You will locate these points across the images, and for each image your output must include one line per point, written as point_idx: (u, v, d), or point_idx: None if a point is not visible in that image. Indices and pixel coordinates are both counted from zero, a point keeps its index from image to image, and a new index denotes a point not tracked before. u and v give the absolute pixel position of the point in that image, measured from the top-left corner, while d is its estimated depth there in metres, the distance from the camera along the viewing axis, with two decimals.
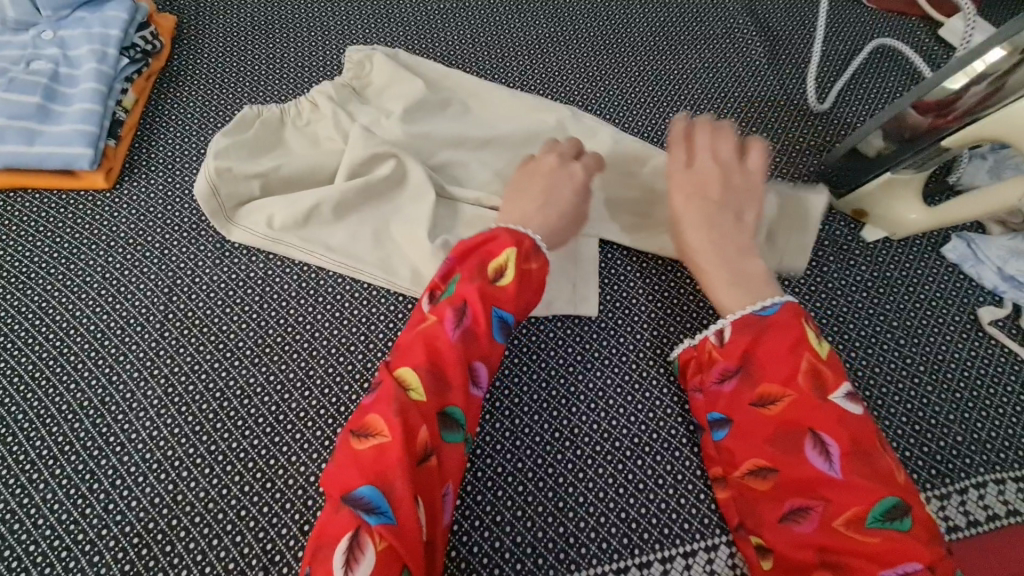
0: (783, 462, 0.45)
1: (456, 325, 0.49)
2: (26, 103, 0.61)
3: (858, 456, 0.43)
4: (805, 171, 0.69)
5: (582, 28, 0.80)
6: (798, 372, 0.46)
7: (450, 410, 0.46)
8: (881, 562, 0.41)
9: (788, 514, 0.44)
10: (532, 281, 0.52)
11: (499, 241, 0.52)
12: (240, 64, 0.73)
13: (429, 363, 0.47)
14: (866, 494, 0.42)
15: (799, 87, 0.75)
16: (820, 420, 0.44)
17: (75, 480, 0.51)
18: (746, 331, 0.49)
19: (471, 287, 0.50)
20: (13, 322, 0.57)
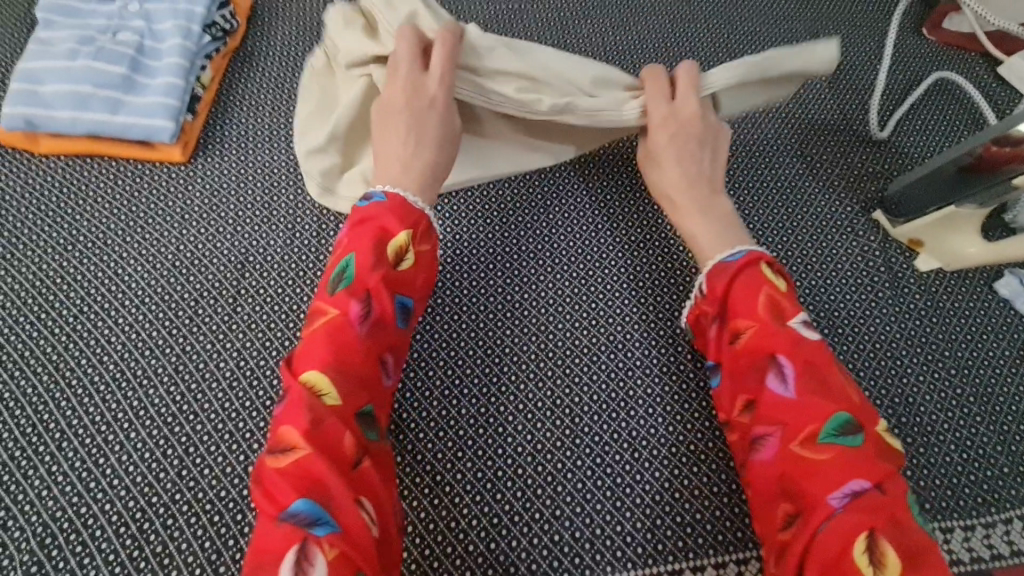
0: (750, 389, 0.46)
1: (360, 317, 0.45)
2: (112, 72, 0.62)
3: (813, 373, 0.44)
4: (863, 196, 0.70)
5: (648, 39, 0.81)
6: (758, 306, 0.47)
7: (364, 410, 0.43)
8: (839, 473, 0.40)
9: (754, 442, 0.45)
10: (430, 264, 0.51)
11: (390, 218, 0.49)
12: (312, 49, 0.74)
13: (336, 364, 0.43)
14: (820, 410, 0.43)
15: (859, 114, 0.76)
16: (779, 345, 0.46)
17: (149, 445, 0.51)
18: (722, 275, 0.51)
19: (370, 273, 0.46)
20: (87, 284, 0.57)
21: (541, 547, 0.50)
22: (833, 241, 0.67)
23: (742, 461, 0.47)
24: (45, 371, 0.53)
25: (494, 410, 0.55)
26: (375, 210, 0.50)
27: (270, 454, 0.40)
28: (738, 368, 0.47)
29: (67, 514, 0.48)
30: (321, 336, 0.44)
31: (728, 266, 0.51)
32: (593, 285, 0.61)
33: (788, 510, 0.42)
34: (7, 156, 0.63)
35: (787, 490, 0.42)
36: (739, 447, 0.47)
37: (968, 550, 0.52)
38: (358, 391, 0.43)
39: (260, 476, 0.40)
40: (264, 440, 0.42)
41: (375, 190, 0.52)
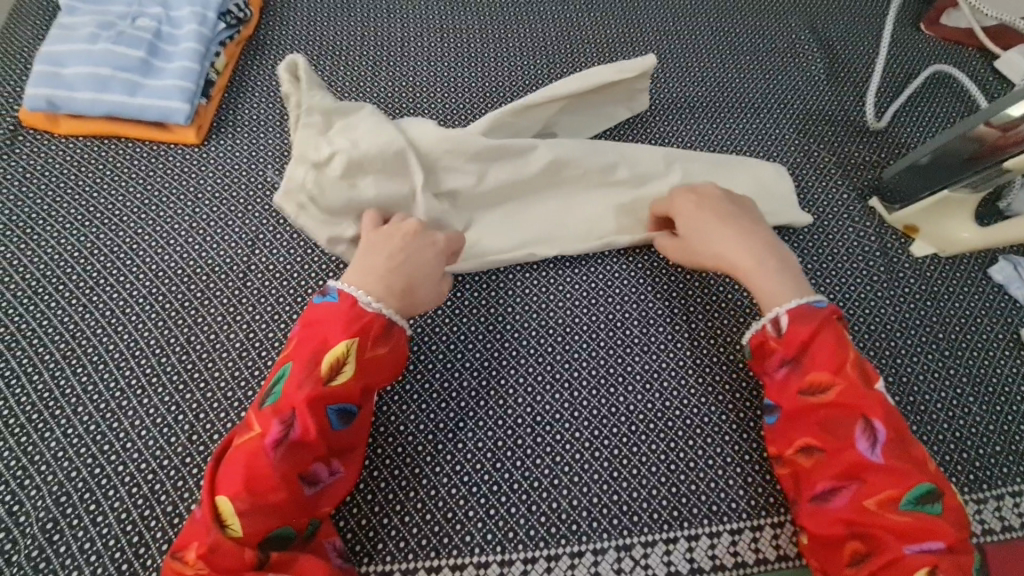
0: (832, 444, 0.47)
1: (279, 441, 0.44)
2: (131, 56, 0.64)
3: (898, 442, 0.46)
4: (859, 184, 0.71)
5: (649, 32, 0.83)
6: (845, 364, 0.48)
7: (280, 526, 0.44)
8: (912, 535, 0.44)
9: (819, 493, 0.47)
10: (376, 369, 0.48)
11: (334, 327, 0.47)
12: (323, 39, 0.76)
13: (248, 492, 0.43)
14: (905, 476, 0.45)
15: (857, 105, 0.78)
16: (870, 408, 0.47)
17: (162, 410, 0.52)
18: (805, 322, 0.51)
19: (298, 394, 0.45)
20: (104, 259, 0.59)
21: (540, 514, 0.51)
22: (829, 226, 0.68)
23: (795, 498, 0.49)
24: (63, 340, 0.55)
25: (495, 383, 0.56)
26: (323, 316, 0.49)
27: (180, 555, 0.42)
28: (818, 420, 0.48)
29: (82, 475, 0.49)
30: (243, 452, 0.44)
31: (815, 312, 0.51)
32: (593, 264, 0.62)
33: (857, 548, 0.45)
34: (28, 137, 0.65)
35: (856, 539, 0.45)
36: (789, 481, 0.50)
37: None
38: (276, 509, 0.43)
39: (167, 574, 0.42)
40: (182, 535, 0.44)
41: (333, 284, 0.51)
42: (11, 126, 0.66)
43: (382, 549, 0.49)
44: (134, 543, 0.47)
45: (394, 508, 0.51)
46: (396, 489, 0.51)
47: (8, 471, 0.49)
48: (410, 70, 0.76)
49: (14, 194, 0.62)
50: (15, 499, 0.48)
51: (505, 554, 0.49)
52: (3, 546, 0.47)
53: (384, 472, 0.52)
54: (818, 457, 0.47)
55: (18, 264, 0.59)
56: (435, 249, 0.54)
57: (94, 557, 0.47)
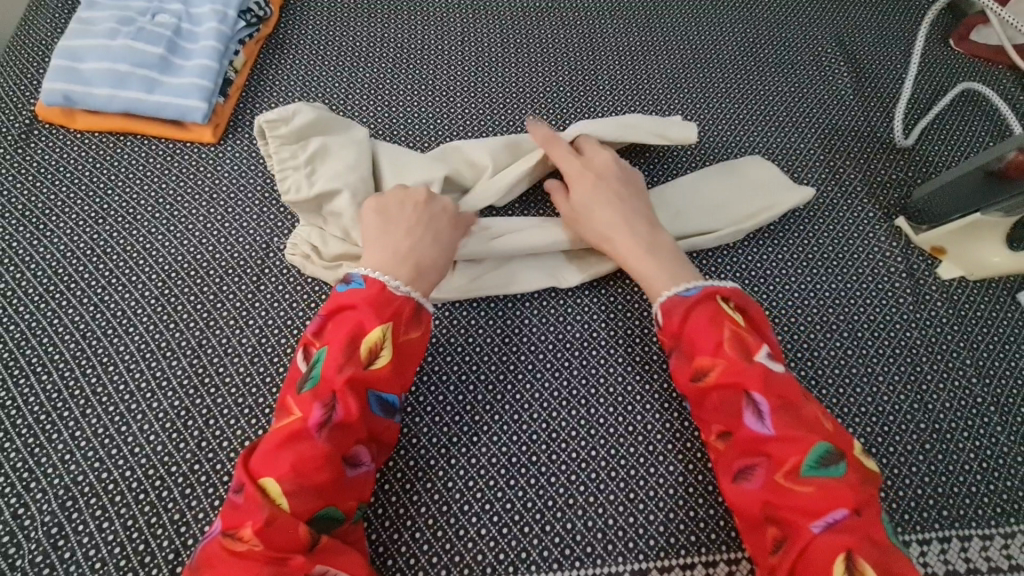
0: (729, 425, 0.47)
1: (323, 422, 0.44)
2: (150, 53, 0.64)
3: (786, 409, 0.46)
4: (885, 203, 0.70)
5: (672, 41, 0.81)
6: (722, 342, 0.48)
7: (325, 508, 0.43)
8: (818, 507, 0.42)
9: (737, 474, 0.46)
10: (412, 353, 0.49)
11: (364, 311, 0.48)
12: (342, 39, 0.76)
13: (295, 471, 0.42)
14: (797, 443, 0.44)
15: (883, 121, 0.76)
16: (750, 381, 0.46)
17: (171, 415, 0.51)
18: (680, 307, 0.51)
19: (338, 374, 0.45)
20: (117, 258, 0.58)
21: (554, 534, 0.50)
22: (854, 246, 0.67)
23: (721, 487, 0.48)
24: (73, 339, 0.54)
25: (511, 398, 0.55)
26: (348, 300, 0.49)
27: (227, 538, 0.41)
28: (709, 403, 0.48)
29: (89, 479, 0.48)
30: (287, 435, 0.44)
31: (684, 299, 0.51)
32: (614, 277, 0.61)
33: (777, 535, 0.44)
34: (44, 131, 0.64)
35: (771, 518, 0.44)
36: (716, 472, 0.49)
37: (985, 559, 0.52)
38: (320, 492, 0.43)
39: (209, 559, 0.40)
40: (225, 521, 0.42)
41: (356, 272, 0.50)
42: (28, 120, 0.65)
43: (393, 565, 0.48)
44: (140, 551, 0.46)
45: (406, 524, 0.50)
46: (409, 504, 0.51)
47: (14, 473, 0.48)
48: (429, 73, 0.75)
49: (28, 189, 0.61)
50: (20, 501, 0.47)
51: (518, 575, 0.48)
52: (7, 550, 0.46)
53: (396, 486, 0.51)
54: (728, 441, 0.47)
55: (30, 260, 0.58)
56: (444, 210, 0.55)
57: (99, 565, 0.46)
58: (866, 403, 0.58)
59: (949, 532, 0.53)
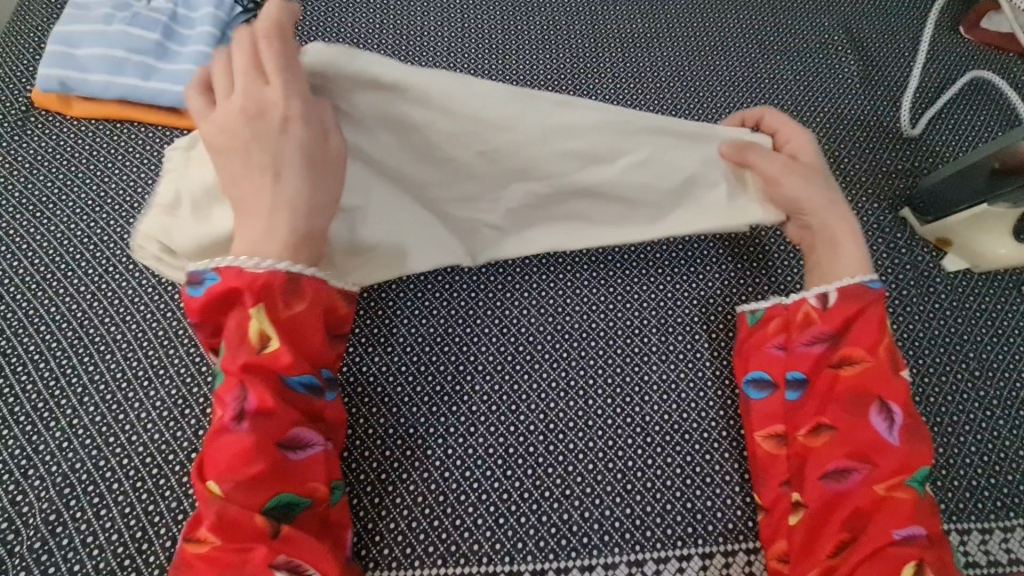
0: (847, 423, 0.47)
1: (237, 414, 0.42)
2: (146, 38, 0.63)
3: (916, 430, 0.46)
4: (891, 193, 0.69)
5: (677, 28, 0.80)
6: (882, 347, 0.48)
7: (274, 498, 0.42)
8: (908, 523, 0.43)
9: (836, 471, 0.46)
10: (311, 322, 0.45)
11: (247, 295, 0.44)
12: (341, 27, 0.75)
13: (227, 471, 0.41)
14: (915, 462, 0.45)
15: (890, 111, 0.75)
16: (891, 392, 0.47)
17: (168, 404, 0.51)
18: (853, 300, 0.50)
19: (233, 364, 0.43)
20: (114, 246, 0.58)
21: (551, 524, 0.50)
22: (858, 237, 0.66)
23: (805, 479, 0.47)
24: (71, 328, 0.54)
25: (509, 388, 0.55)
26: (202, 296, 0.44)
27: (190, 543, 0.41)
28: (837, 397, 0.48)
29: (87, 467, 0.49)
30: (212, 437, 0.43)
31: (865, 293, 0.50)
32: (614, 266, 0.60)
33: (844, 538, 0.44)
34: (40, 118, 0.64)
35: (852, 522, 0.44)
36: (801, 462, 0.48)
37: (984, 552, 0.51)
38: (262, 483, 0.42)
39: (182, 563, 0.42)
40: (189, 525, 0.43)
41: (203, 267, 0.45)
42: (24, 107, 0.64)
43: (388, 554, 0.48)
44: (137, 539, 0.46)
45: (402, 513, 0.50)
46: (405, 493, 0.50)
47: (12, 460, 0.49)
48: (429, 60, 0.74)
49: (24, 177, 0.61)
50: (19, 489, 0.48)
51: (514, 564, 0.48)
52: (5, 536, 0.46)
53: (392, 476, 0.51)
54: (833, 436, 0.47)
55: (28, 248, 0.58)
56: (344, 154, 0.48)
57: (96, 552, 0.46)
58: None
59: (947, 525, 0.52)
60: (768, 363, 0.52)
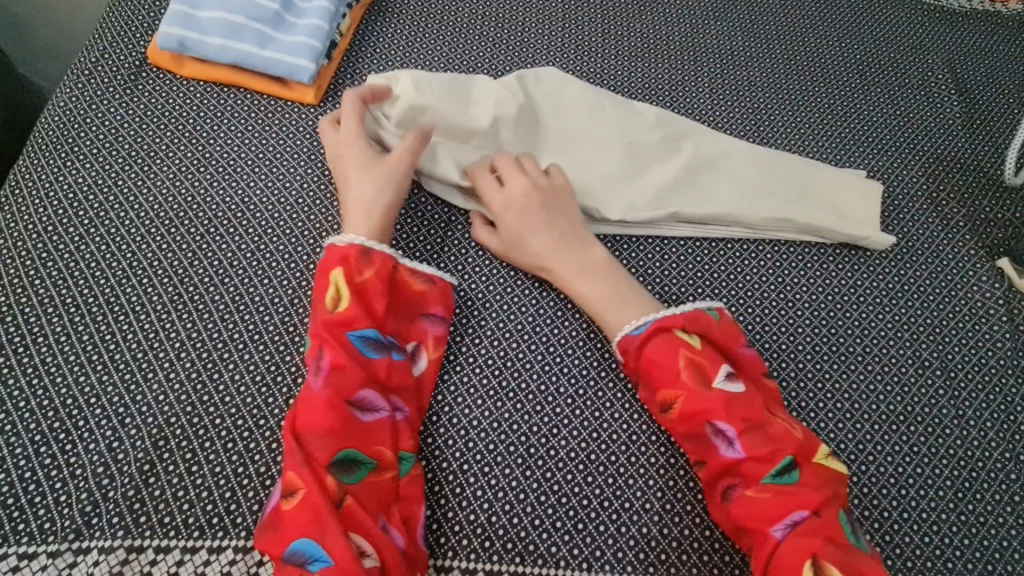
0: (699, 453, 0.50)
1: (317, 371, 0.48)
2: (265, 7, 0.64)
3: (752, 430, 0.48)
4: (989, 241, 0.67)
5: (776, 49, 0.79)
6: (682, 374, 0.50)
7: (345, 453, 0.47)
8: (781, 512, 0.46)
9: (718, 492, 0.49)
10: (375, 289, 0.52)
11: (331, 270, 0.52)
12: (444, 16, 0.75)
13: (306, 423, 0.47)
14: (760, 459, 0.47)
15: (991, 156, 0.73)
16: (712, 410, 0.49)
17: (262, 369, 0.52)
18: (637, 338, 0.53)
19: (318, 328, 0.50)
20: (216, 207, 0.59)
21: (629, 535, 0.50)
22: (953, 283, 0.64)
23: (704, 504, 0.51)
24: (171, 283, 0.55)
25: (593, 394, 0.55)
26: (326, 265, 0.53)
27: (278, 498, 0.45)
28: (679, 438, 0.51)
29: (181, 422, 0.49)
30: (297, 393, 0.49)
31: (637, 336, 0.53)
32: (701, 287, 0.62)
33: (749, 543, 0.48)
34: (152, 74, 0.65)
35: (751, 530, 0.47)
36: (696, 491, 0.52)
37: None
38: (337, 437, 0.47)
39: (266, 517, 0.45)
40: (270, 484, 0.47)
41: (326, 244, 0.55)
42: (138, 62, 0.66)
43: (467, 545, 0.49)
44: (226, 498, 0.47)
45: (482, 506, 0.50)
46: (486, 487, 0.51)
47: (110, 405, 0.49)
48: (528, 55, 0.74)
49: (135, 130, 0.62)
50: (115, 435, 0.48)
51: (592, 572, 0.49)
52: (101, 480, 0.47)
53: (475, 467, 0.52)
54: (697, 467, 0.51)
55: (134, 200, 0.59)
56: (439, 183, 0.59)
57: (186, 506, 0.46)
58: (954, 445, 0.56)
59: None
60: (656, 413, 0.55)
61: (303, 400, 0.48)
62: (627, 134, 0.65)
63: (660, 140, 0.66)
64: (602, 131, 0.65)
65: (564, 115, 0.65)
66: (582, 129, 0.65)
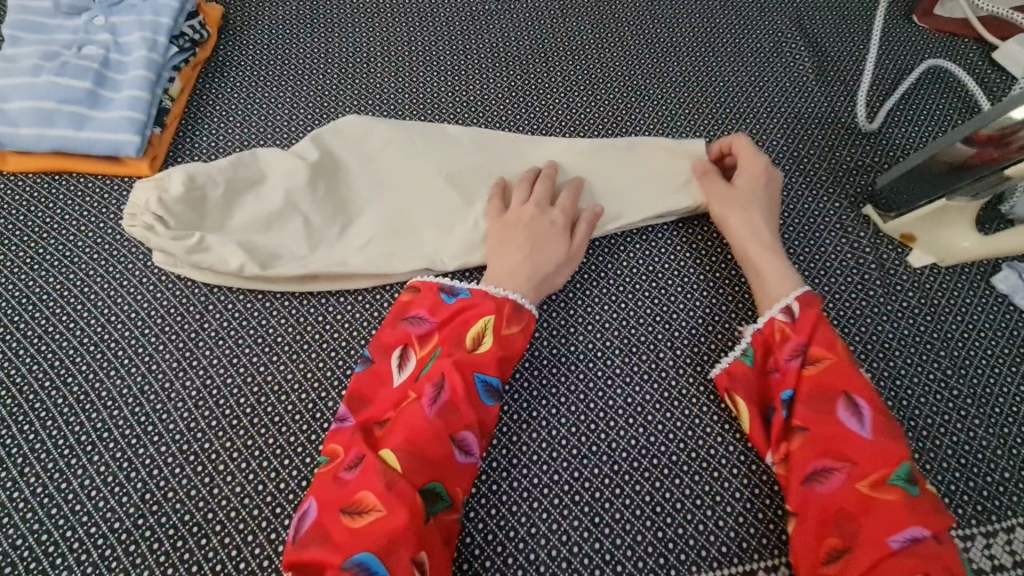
0: (816, 422, 0.48)
1: (435, 400, 0.48)
2: (78, 88, 0.62)
3: (887, 424, 0.47)
4: (852, 192, 0.68)
5: (628, 36, 0.79)
6: (835, 345, 0.50)
7: (432, 485, 0.46)
8: (900, 518, 0.43)
9: (812, 473, 0.46)
10: (514, 348, 0.52)
11: (475, 309, 0.53)
12: (286, 61, 0.73)
13: (410, 443, 0.46)
14: (893, 456, 0.45)
15: (847, 106, 0.74)
16: (853, 388, 0.48)
17: (113, 469, 0.49)
18: (810, 307, 0.52)
19: (446, 359, 0.50)
20: (52, 304, 0.56)
21: (516, 566, 0.49)
22: (821, 239, 0.64)
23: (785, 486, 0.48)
24: (8, 395, 0.52)
25: None
26: (464, 299, 0.54)
27: (345, 513, 0.44)
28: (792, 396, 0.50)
29: (30, 542, 0.47)
30: (404, 412, 0.48)
31: (815, 302, 0.52)
32: (574, 290, 0.61)
33: (834, 543, 0.44)
34: None
35: (838, 521, 0.44)
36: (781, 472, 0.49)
37: (967, 560, 0.49)
38: (432, 466, 0.46)
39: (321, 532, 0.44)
40: (325, 502, 0.45)
41: (461, 286, 0.56)
42: None
43: None
44: None
45: None
46: None
47: None
48: (376, 86, 0.73)
49: None
50: None
51: None
52: None
53: None
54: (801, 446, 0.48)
55: None
56: (556, 228, 0.59)
57: None
58: None
59: None
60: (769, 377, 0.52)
61: (417, 424, 0.47)
62: (475, 154, 0.66)
63: (509, 155, 0.66)
64: (451, 155, 0.65)
65: (408, 146, 0.65)
66: (433, 155, 0.65)
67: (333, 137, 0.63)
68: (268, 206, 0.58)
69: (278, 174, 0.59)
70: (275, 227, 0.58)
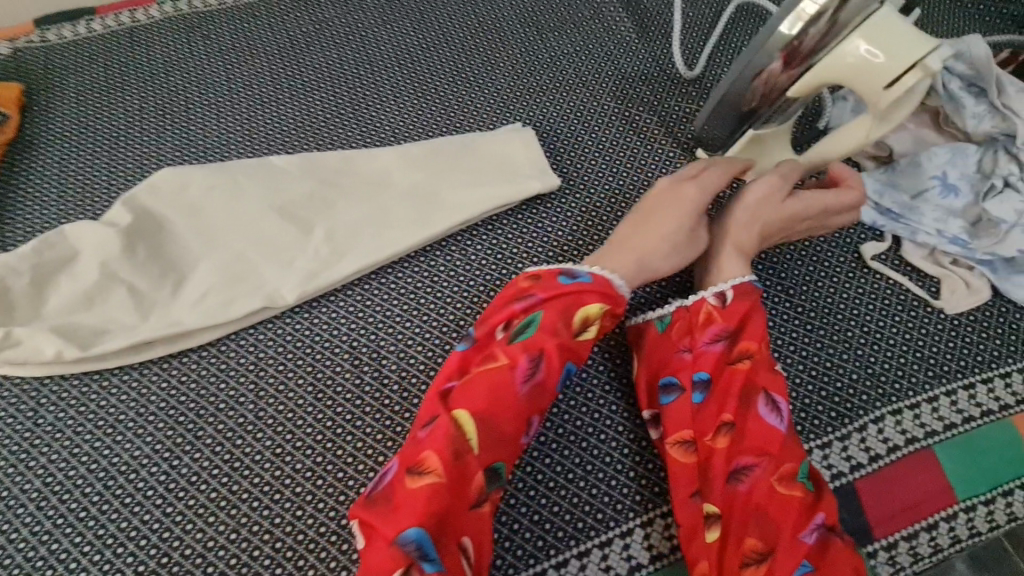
0: (742, 419, 0.47)
1: (529, 375, 0.47)
2: None
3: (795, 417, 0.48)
4: (683, 140, 0.69)
5: (450, 30, 0.79)
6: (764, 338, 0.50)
7: (496, 464, 0.45)
8: (803, 516, 0.43)
9: (734, 471, 0.46)
10: (614, 310, 0.51)
11: (591, 290, 0.50)
12: (97, 126, 0.70)
13: (490, 414, 0.45)
14: (797, 451, 0.46)
15: (668, 58, 0.75)
16: (774, 384, 0.48)
17: None
18: (750, 296, 0.52)
19: (554, 340, 0.47)
20: None
21: None
22: None
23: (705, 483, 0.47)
24: None
25: (332, 457, 0.54)
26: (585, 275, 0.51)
27: (410, 473, 0.42)
28: (724, 390, 0.48)
29: None
30: (494, 385, 0.46)
31: (756, 289, 0.52)
32: (424, 297, 0.61)
33: (755, 547, 0.43)
34: None
35: (752, 518, 0.44)
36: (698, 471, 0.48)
37: (826, 467, 0.52)
38: (507, 445, 0.46)
39: (395, 497, 0.41)
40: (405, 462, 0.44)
41: (579, 269, 0.51)
42: None
43: None
44: None
45: None
46: None
47: None
48: (198, 132, 0.70)
49: None
50: None
51: None
52: None
53: None
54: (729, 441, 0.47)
55: None
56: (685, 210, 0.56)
57: None
58: None
59: None
60: (680, 368, 0.51)
61: (502, 395, 0.46)
62: (301, 179, 0.63)
63: (337, 173, 0.64)
64: (276, 184, 0.62)
65: (229, 185, 0.62)
66: (256, 189, 0.62)
67: (145, 195, 0.60)
68: (81, 283, 0.56)
69: (88, 247, 0.57)
70: (95, 303, 0.56)
